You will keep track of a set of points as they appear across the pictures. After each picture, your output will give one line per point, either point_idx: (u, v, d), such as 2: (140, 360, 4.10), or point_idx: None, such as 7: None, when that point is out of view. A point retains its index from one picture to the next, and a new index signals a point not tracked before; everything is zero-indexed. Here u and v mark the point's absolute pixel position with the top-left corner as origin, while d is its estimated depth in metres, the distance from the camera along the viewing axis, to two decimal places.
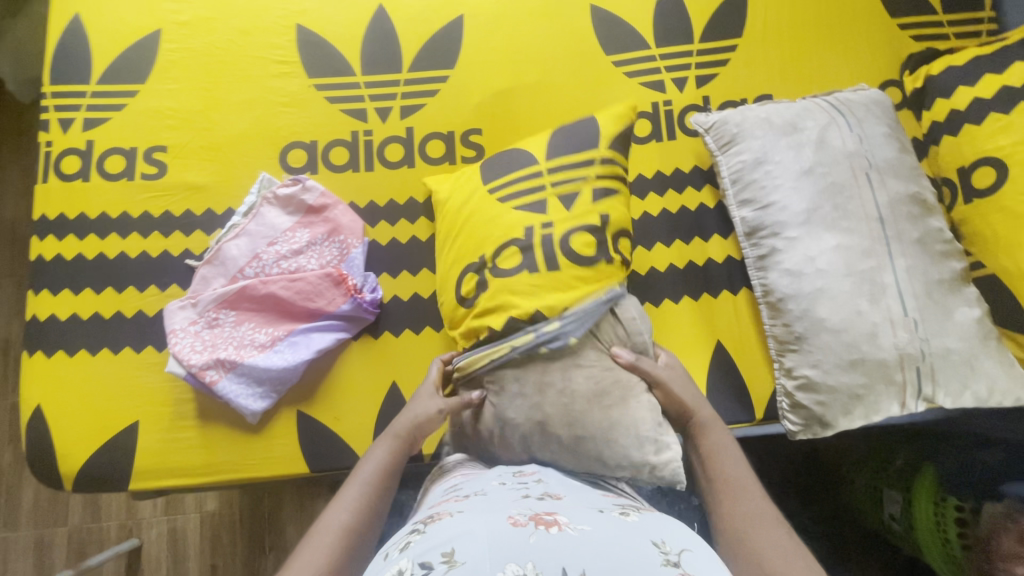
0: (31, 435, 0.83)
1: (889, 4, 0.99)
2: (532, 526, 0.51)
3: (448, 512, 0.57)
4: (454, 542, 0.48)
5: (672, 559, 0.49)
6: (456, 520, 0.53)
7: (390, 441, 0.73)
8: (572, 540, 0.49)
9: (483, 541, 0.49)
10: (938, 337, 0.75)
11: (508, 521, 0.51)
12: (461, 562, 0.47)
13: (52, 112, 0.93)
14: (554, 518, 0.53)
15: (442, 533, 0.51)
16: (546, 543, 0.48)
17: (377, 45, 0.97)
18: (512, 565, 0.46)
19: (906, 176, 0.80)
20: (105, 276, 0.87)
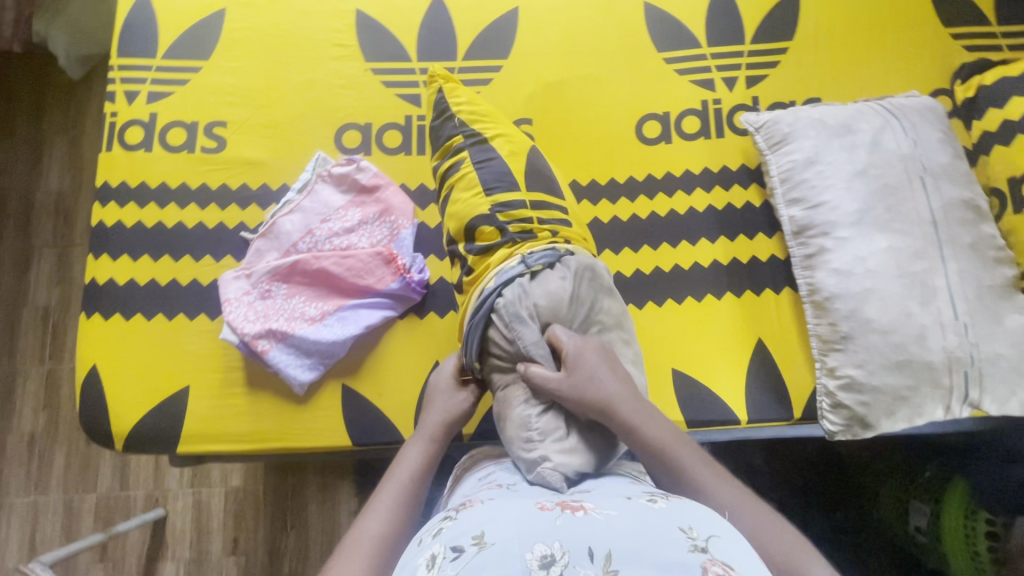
0: (85, 393, 0.85)
1: (944, 12, 0.99)
2: (558, 510, 0.51)
3: (479, 498, 0.57)
4: (484, 526, 0.49)
5: (699, 546, 0.47)
6: (487, 506, 0.53)
7: (426, 443, 0.72)
8: (597, 523, 0.49)
9: (510, 523, 0.49)
10: (988, 342, 0.76)
11: (537, 505, 0.52)
12: (491, 544, 0.47)
13: (118, 83, 0.96)
14: (582, 504, 0.53)
15: (473, 518, 0.51)
16: (574, 525, 0.48)
17: (433, 32, 0.99)
18: (540, 545, 0.46)
19: (961, 183, 0.81)
20: (162, 245, 0.90)
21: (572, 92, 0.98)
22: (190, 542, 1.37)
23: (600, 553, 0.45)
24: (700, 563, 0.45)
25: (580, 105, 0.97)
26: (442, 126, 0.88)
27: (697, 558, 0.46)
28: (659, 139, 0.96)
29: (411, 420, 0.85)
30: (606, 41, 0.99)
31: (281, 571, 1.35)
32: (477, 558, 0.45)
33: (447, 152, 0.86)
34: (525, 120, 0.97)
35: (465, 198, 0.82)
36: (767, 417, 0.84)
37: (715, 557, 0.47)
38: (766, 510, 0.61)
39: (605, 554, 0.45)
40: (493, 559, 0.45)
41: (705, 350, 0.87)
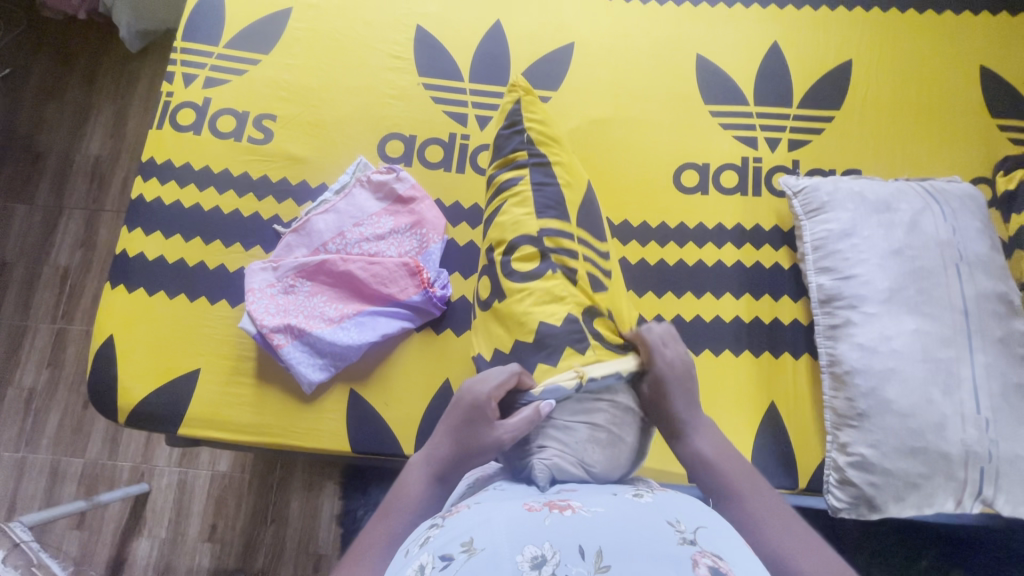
0: (97, 362, 0.85)
1: (992, 103, 1.00)
2: (546, 510, 0.50)
3: (465, 504, 0.55)
4: (473, 531, 0.47)
5: (688, 537, 0.47)
6: (475, 510, 0.52)
7: (430, 485, 0.66)
8: (587, 522, 0.48)
9: (498, 525, 0.48)
10: (1009, 441, 0.74)
11: (523, 507, 0.51)
12: (481, 548, 0.45)
13: (179, 66, 0.98)
14: (568, 503, 0.52)
15: (461, 524, 0.50)
16: (563, 525, 0.47)
17: (488, 56, 1.01)
18: (530, 546, 0.45)
19: (995, 275, 0.80)
20: (195, 226, 0.92)
21: (616, 132, 0.99)
22: (169, 522, 1.36)
23: (590, 550, 0.44)
24: (689, 554, 0.45)
25: (621, 146, 0.98)
26: (508, 138, 0.89)
27: (686, 550, 0.45)
28: (696, 189, 0.96)
29: (412, 434, 0.85)
30: (655, 86, 1.01)
31: (254, 564, 1.33)
32: (468, 563, 0.44)
33: (507, 164, 0.87)
34: None
35: (514, 213, 0.83)
36: (770, 483, 0.82)
37: (704, 549, 0.46)
38: (777, 505, 0.63)
39: (595, 551, 0.44)
40: (484, 562, 0.43)
41: (717, 407, 0.86)
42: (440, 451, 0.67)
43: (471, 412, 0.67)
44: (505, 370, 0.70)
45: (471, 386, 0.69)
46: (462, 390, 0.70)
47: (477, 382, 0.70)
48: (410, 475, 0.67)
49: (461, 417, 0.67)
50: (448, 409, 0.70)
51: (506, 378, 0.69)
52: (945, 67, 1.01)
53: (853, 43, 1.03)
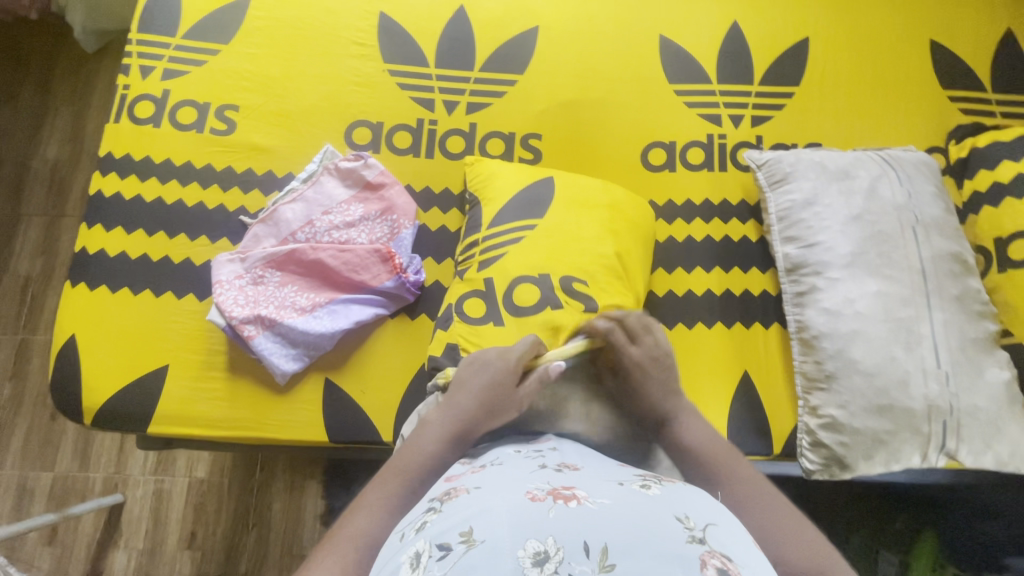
0: (59, 363, 0.83)
1: (942, 75, 1.03)
2: (551, 501, 0.46)
3: (464, 486, 0.50)
4: (473, 521, 0.43)
5: (698, 537, 0.43)
6: (475, 496, 0.47)
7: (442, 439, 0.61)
8: (594, 516, 0.43)
9: (500, 516, 0.44)
10: (968, 394, 0.77)
11: (525, 495, 0.46)
12: (481, 541, 0.41)
13: (135, 58, 0.96)
14: (573, 492, 0.47)
15: (461, 512, 0.45)
16: (568, 518, 0.43)
17: (453, 42, 1.01)
18: (532, 541, 0.41)
19: (950, 236, 0.83)
20: (159, 220, 0.89)
21: (584, 113, 1.00)
22: (146, 532, 1.32)
23: (596, 547, 0.41)
24: (698, 555, 0.41)
25: (589, 127, 0.99)
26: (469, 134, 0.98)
27: (694, 550, 0.42)
28: (663, 167, 0.98)
29: (391, 419, 0.84)
30: (620, 67, 1.02)
31: (237, 570, 1.30)
32: (466, 556, 0.40)
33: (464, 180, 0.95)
34: (535, 135, 0.98)
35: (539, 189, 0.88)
36: (746, 450, 0.84)
37: (714, 549, 0.42)
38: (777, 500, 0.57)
39: (601, 548, 0.41)
40: (483, 557, 0.40)
41: (692, 379, 0.87)
42: (456, 401, 0.64)
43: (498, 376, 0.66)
44: (522, 341, 0.71)
45: (496, 355, 0.68)
46: (487, 356, 0.68)
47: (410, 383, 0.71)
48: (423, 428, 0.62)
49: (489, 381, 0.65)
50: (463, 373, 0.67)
51: (527, 350, 0.70)
52: (897, 42, 1.05)
53: (809, 21, 1.05)
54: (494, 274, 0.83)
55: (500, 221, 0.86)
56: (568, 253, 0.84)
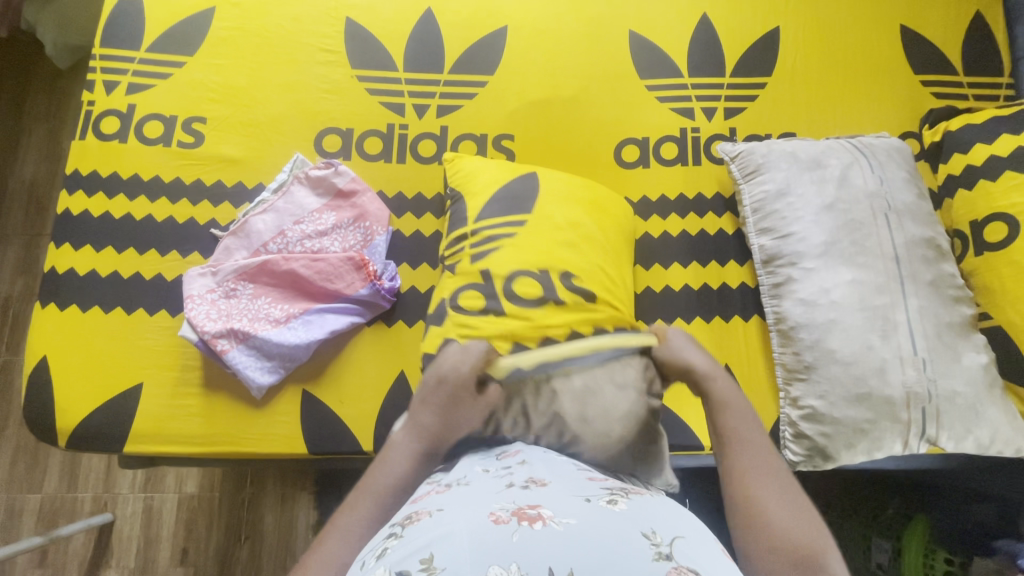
0: (31, 386, 0.82)
1: (913, 60, 1.03)
2: (514, 522, 0.45)
3: (426, 508, 0.49)
4: (434, 548, 0.42)
5: (664, 552, 0.43)
6: (437, 519, 0.46)
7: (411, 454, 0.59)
8: (558, 539, 0.43)
9: (461, 541, 0.43)
10: (946, 379, 0.77)
11: (488, 517, 0.45)
12: (441, 570, 0.40)
13: (99, 73, 0.95)
14: (538, 512, 0.46)
15: (422, 536, 0.44)
16: (532, 542, 0.42)
17: (421, 45, 1.00)
18: (495, 568, 0.40)
19: (923, 222, 0.83)
20: (129, 237, 0.88)
21: (556, 112, 0.99)
22: (137, 551, 1.31)
23: (561, 574, 0.40)
24: (665, 572, 0.41)
25: (562, 126, 0.99)
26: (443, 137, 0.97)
27: (661, 568, 0.42)
28: (637, 163, 0.97)
29: (370, 429, 0.84)
30: (590, 64, 1.01)
31: None
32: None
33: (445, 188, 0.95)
34: (507, 136, 0.98)
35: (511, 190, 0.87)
36: None
37: (680, 564, 0.42)
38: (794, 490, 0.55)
39: None
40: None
41: None
42: (420, 422, 0.60)
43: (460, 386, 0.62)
44: (477, 346, 0.66)
45: (455, 364, 0.63)
46: (441, 369, 0.63)
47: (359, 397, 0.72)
48: (390, 455, 0.59)
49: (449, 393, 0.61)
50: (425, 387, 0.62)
51: (483, 355, 0.65)
52: (868, 28, 1.04)
53: (778, 10, 1.05)
54: (489, 265, 0.81)
55: (486, 214, 0.85)
56: (556, 247, 0.82)
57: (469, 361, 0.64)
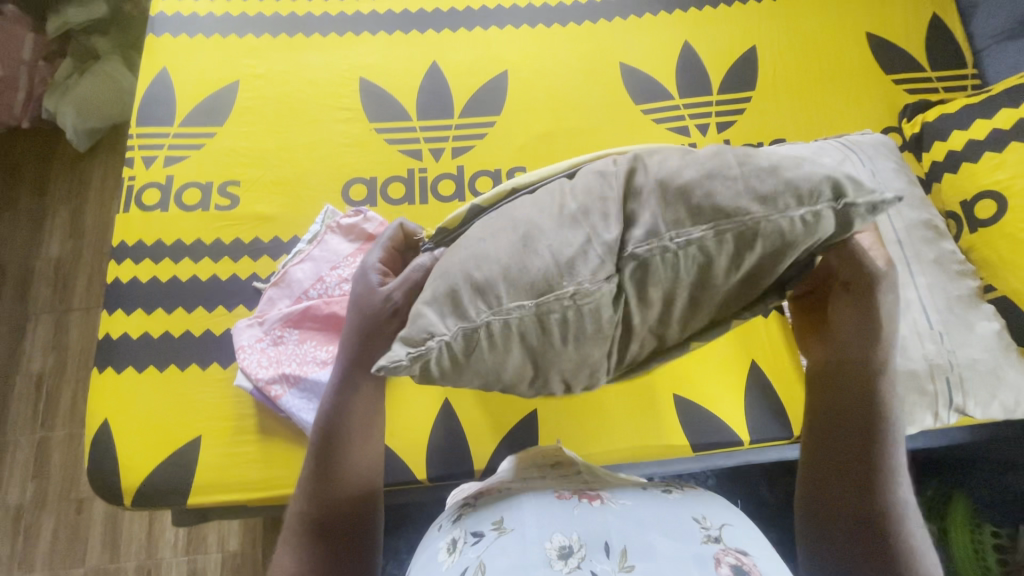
0: (96, 449, 0.85)
1: (882, 62, 1.12)
2: (576, 499, 0.52)
3: (496, 486, 0.57)
4: (504, 512, 0.50)
5: (713, 535, 0.49)
6: (506, 495, 0.54)
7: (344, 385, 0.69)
8: (616, 515, 0.50)
9: (531, 510, 0.50)
10: (964, 348, 0.81)
11: (554, 495, 0.52)
12: (511, 530, 0.49)
13: (137, 150, 1.02)
14: (598, 492, 0.53)
15: (492, 506, 0.53)
16: (591, 515, 0.49)
17: (431, 94, 1.08)
18: (557, 535, 0.48)
19: (917, 206, 0.90)
20: (177, 298, 0.93)
21: (562, 142, 1.06)
22: None
23: (616, 548, 0.46)
24: (712, 553, 0.47)
25: (568, 154, 1.06)
26: (460, 176, 1.04)
27: (710, 549, 0.48)
28: None
29: (422, 457, 0.87)
30: (588, 95, 1.10)
31: None
32: (499, 542, 0.48)
33: None
34: (520, 168, 1.05)
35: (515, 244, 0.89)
36: (766, 435, 0.88)
37: (728, 546, 0.48)
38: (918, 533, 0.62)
39: (620, 550, 0.46)
40: (513, 544, 0.47)
41: (705, 376, 0.91)
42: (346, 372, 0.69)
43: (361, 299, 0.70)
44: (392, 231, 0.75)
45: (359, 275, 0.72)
46: (355, 407, 0.68)
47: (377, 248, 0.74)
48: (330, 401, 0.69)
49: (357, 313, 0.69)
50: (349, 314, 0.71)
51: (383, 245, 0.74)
52: (837, 37, 1.13)
53: (753, 29, 1.14)
54: None
55: None
56: None
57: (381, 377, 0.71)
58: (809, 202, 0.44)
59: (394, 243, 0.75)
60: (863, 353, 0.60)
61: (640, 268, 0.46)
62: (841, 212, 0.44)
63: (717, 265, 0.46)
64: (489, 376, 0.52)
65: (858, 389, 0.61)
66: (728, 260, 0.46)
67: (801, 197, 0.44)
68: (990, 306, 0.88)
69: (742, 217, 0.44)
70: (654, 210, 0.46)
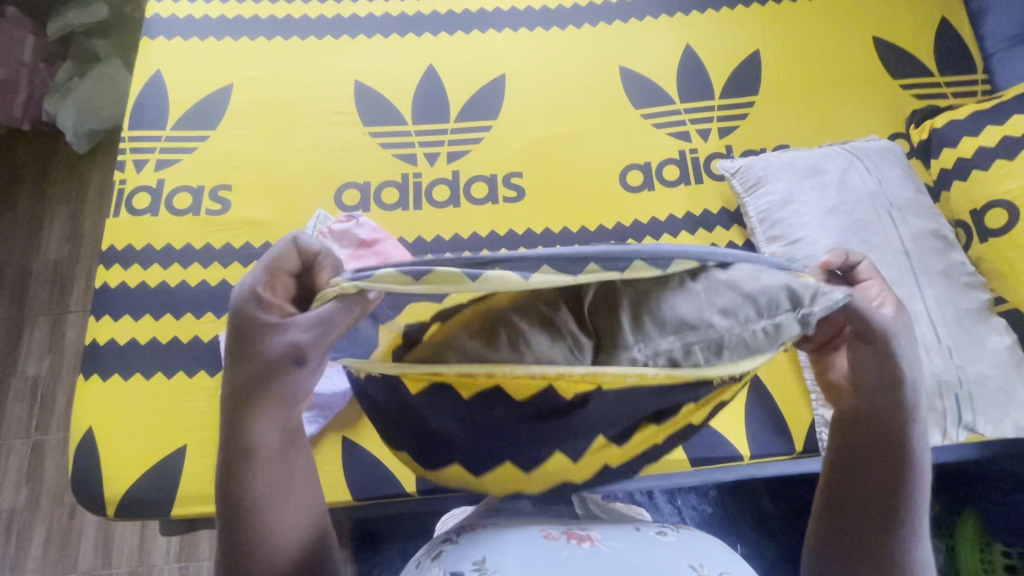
0: (80, 458, 0.83)
1: (889, 67, 1.09)
2: (564, 540, 0.50)
3: (482, 521, 0.55)
4: (486, 551, 0.48)
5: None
6: (491, 532, 0.52)
7: (230, 442, 0.54)
8: (604, 558, 0.47)
9: (516, 553, 0.48)
10: (973, 364, 0.79)
11: (541, 534, 0.50)
12: (492, 571, 0.46)
13: (129, 153, 1.01)
14: (588, 534, 0.51)
15: (475, 543, 0.50)
16: (578, 556, 0.47)
17: (427, 98, 1.07)
18: None
19: (925, 215, 0.87)
20: (165, 304, 0.92)
21: (560, 147, 1.04)
22: None
23: None
24: None
25: (566, 159, 1.04)
26: (455, 181, 1.02)
27: None
28: (643, 186, 1.02)
29: (413, 470, 0.85)
30: (587, 100, 1.07)
31: None
32: None
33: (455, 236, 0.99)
34: (516, 173, 1.03)
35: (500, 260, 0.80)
36: (767, 451, 0.85)
37: None
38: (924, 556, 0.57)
39: None
40: None
41: None
42: (232, 428, 0.54)
43: (250, 345, 0.54)
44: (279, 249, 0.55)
45: (241, 316, 0.54)
46: (259, 476, 0.54)
47: (258, 269, 0.55)
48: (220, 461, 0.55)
49: (238, 355, 0.54)
50: (229, 353, 0.55)
51: (273, 264, 0.55)
52: (842, 42, 1.11)
53: (756, 33, 1.12)
54: None
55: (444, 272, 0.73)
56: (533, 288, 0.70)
57: (285, 428, 0.56)
58: (773, 316, 0.48)
59: (285, 265, 0.55)
60: (897, 409, 0.57)
61: (633, 326, 0.49)
62: (800, 321, 0.49)
63: (676, 366, 0.48)
64: (450, 417, 0.50)
65: (895, 443, 0.57)
66: (706, 351, 0.48)
67: (760, 311, 0.48)
68: (1002, 320, 0.84)
69: (717, 327, 0.48)
70: (654, 295, 0.49)
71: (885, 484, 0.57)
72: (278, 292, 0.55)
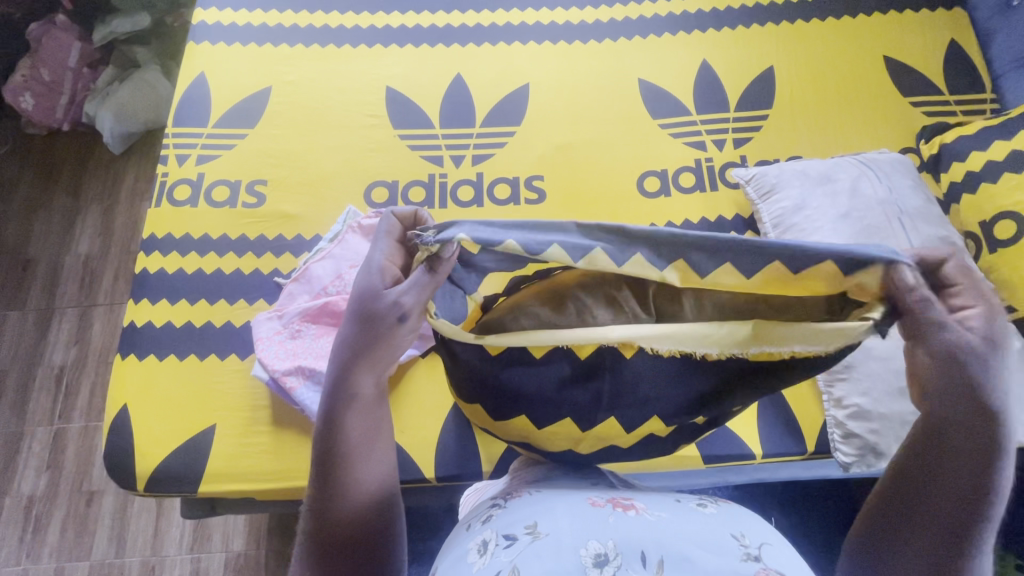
0: (113, 433, 0.87)
1: (900, 85, 1.13)
2: (610, 507, 0.52)
3: (526, 489, 0.58)
4: (537, 516, 0.50)
5: (753, 553, 0.49)
6: (536, 498, 0.54)
7: (337, 388, 0.58)
8: (648, 525, 0.50)
9: (565, 516, 0.50)
10: None
11: (588, 501, 0.53)
12: (545, 534, 0.48)
13: (171, 148, 1.06)
14: (632, 502, 0.54)
15: (524, 508, 0.53)
16: (625, 523, 0.50)
17: (454, 104, 1.12)
18: (593, 543, 0.47)
19: (936, 223, 0.90)
20: (201, 290, 0.96)
21: (580, 153, 1.09)
22: None
23: (651, 559, 0.46)
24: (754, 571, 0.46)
25: (586, 164, 1.08)
26: (479, 182, 1.07)
27: (750, 567, 0.47)
28: (659, 192, 1.06)
29: (432, 456, 0.87)
30: (607, 109, 1.12)
31: None
32: (533, 545, 0.47)
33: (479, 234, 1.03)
34: (538, 177, 1.07)
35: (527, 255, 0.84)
36: (779, 450, 0.87)
37: (768, 566, 0.48)
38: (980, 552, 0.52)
39: (656, 560, 0.46)
40: (547, 549, 0.47)
41: None
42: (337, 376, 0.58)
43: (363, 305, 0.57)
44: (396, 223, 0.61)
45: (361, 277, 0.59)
46: (351, 423, 0.57)
47: (377, 240, 0.61)
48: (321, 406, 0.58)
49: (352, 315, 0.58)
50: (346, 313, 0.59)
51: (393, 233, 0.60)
52: (854, 60, 1.15)
53: (770, 50, 1.17)
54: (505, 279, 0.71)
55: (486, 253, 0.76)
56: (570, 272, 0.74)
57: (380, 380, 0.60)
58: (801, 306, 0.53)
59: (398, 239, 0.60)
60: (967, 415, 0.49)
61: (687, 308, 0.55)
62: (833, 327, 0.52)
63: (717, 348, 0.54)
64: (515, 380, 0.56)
65: (961, 460, 0.50)
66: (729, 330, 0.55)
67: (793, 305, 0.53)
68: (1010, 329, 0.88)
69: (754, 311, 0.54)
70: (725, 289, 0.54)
71: (954, 501, 0.50)
72: (394, 260, 0.60)
